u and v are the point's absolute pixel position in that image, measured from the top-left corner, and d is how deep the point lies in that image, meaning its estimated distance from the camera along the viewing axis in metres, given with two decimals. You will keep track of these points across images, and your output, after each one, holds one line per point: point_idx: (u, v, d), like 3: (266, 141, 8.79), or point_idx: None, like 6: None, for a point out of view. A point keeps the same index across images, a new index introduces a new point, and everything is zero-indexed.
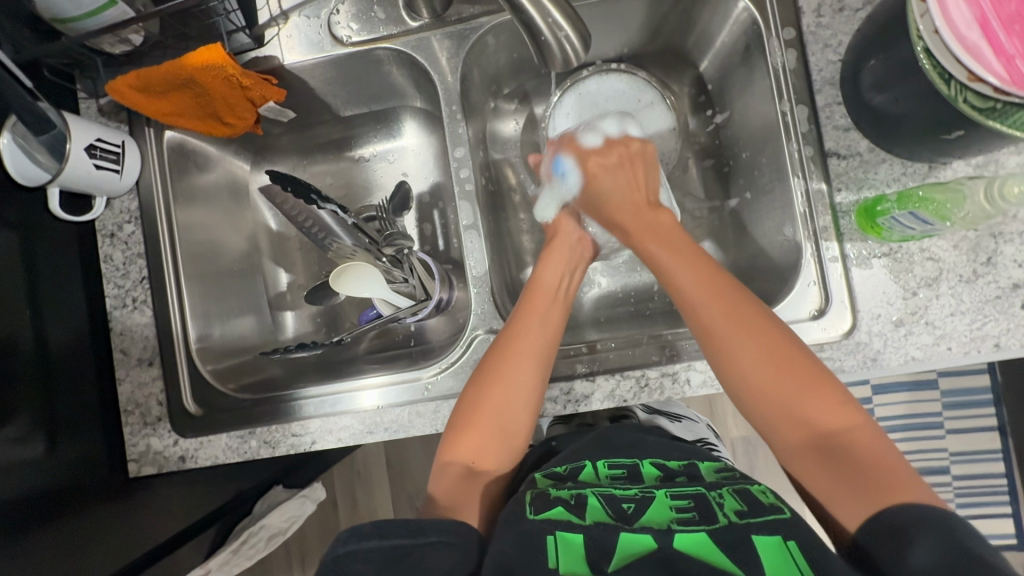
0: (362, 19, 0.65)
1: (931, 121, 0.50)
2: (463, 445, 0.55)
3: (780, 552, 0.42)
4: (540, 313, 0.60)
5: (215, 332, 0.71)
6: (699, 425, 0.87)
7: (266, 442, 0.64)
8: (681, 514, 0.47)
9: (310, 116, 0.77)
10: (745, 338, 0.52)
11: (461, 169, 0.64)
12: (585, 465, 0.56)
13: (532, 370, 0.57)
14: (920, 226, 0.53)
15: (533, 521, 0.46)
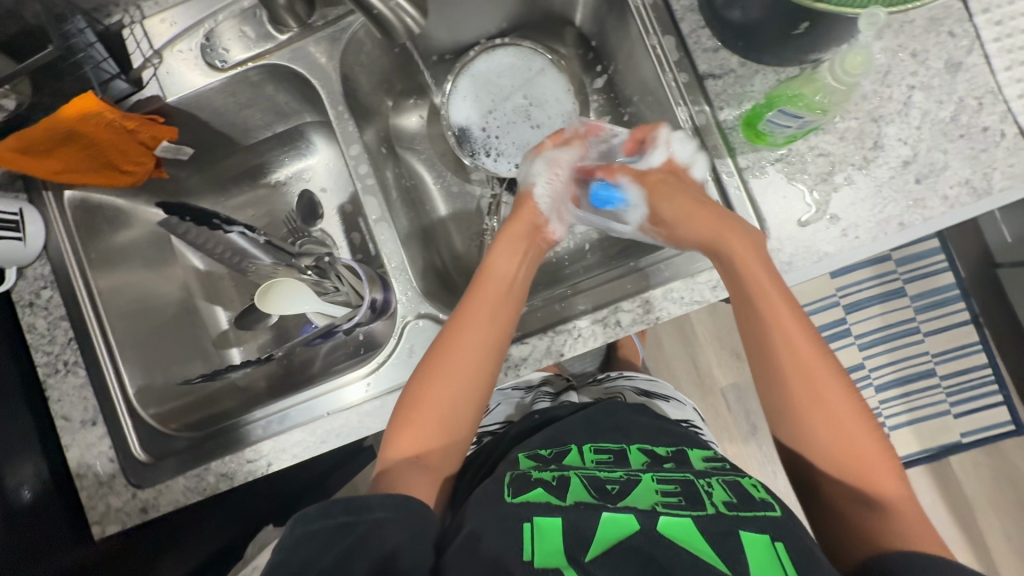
0: (233, 42, 0.65)
1: (780, 18, 0.51)
2: (406, 440, 0.55)
3: (767, 551, 0.43)
4: (489, 303, 0.59)
5: (157, 378, 0.71)
6: (688, 407, 0.85)
7: (223, 474, 0.64)
8: (667, 498, 0.47)
9: (213, 151, 0.78)
10: (800, 355, 0.50)
11: (360, 165, 0.65)
12: (569, 451, 0.58)
13: (482, 359, 0.57)
14: (795, 123, 0.54)
15: (509, 506, 0.47)
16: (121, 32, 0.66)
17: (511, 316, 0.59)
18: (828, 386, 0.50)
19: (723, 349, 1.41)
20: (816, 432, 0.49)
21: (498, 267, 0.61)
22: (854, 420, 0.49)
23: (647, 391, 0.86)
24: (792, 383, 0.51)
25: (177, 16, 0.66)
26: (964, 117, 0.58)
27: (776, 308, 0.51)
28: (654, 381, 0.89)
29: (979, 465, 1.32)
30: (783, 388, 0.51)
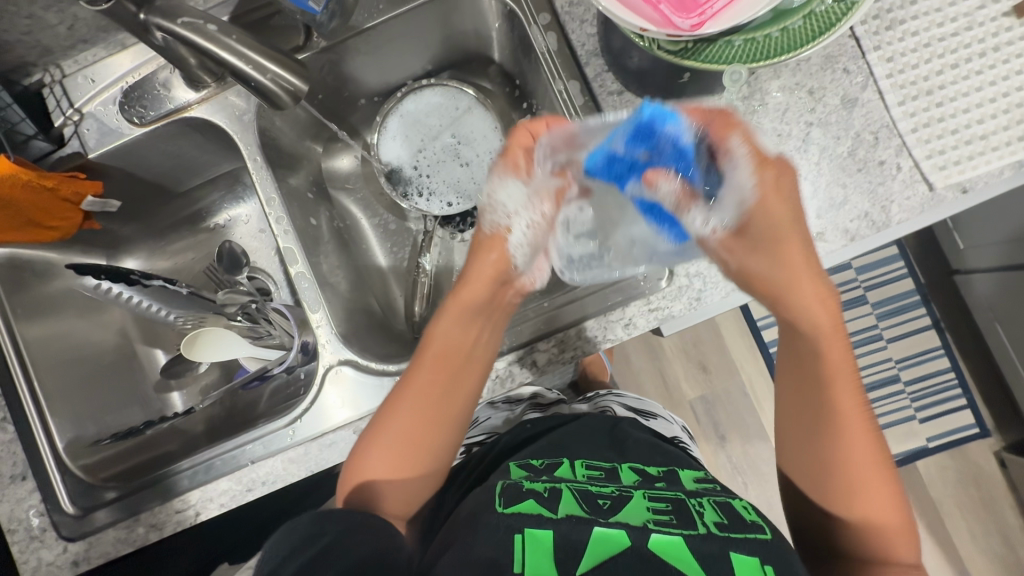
0: (149, 100, 0.66)
1: None
2: (386, 506, 0.57)
3: (755, 571, 0.45)
4: (462, 327, 0.58)
5: (91, 429, 0.72)
6: (676, 425, 0.87)
7: (153, 525, 0.64)
8: (658, 516, 0.49)
9: (146, 200, 0.79)
10: (847, 384, 0.51)
11: (274, 212, 0.66)
12: (561, 463, 0.59)
13: (441, 435, 0.58)
14: None
15: (500, 515, 0.49)
16: (42, 91, 0.67)
17: (482, 358, 0.59)
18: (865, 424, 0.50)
19: (689, 362, 1.42)
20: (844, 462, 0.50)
21: (440, 334, 0.58)
22: (879, 455, 0.51)
23: (636, 407, 0.86)
24: (838, 408, 0.51)
25: (98, 73, 0.67)
26: (862, 151, 0.59)
27: (831, 335, 0.51)
28: (641, 399, 0.89)
29: (946, 468, 1.35)
30: (826, 415, 0.51)
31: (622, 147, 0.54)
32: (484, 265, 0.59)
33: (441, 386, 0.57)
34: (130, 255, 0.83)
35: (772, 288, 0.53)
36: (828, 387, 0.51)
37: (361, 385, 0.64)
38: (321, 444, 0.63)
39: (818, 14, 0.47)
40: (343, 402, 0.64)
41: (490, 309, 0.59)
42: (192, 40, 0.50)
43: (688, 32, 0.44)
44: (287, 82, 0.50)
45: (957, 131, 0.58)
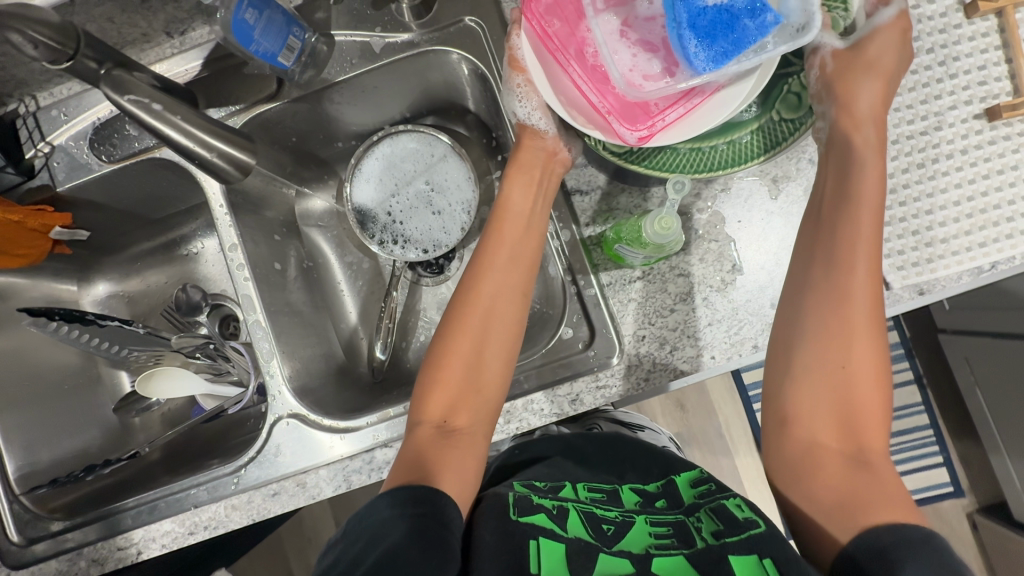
0: (118, 139, 0.66)
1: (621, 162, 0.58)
2: (431, 408, 0.56)
3: (754, 567, 0.47)
4: (510, 245, 0.60)
5: (45, 455, 0.72)
6: (661, 435, 0.92)
7: (94, 560, 0.65)
8: (659, 540, 0.52)
9: (118, 228, 0.79)
10: (866, 299, 0.50)
11: (236, 255, 0.67)
12: (564, 485, 0.59)
13: (509, 309, 0.59)
14: (640, 255, 0.57)
15: (516, 523, 0.50)
16: (15, 121, 0.67)
17: (531, 253, 0.60)
18: (875, 340, 0.50)
19: (667, 399, 1.40)
20: (855, 386, 0.49)
21: (487, 266, 0.60)
22: (885, 375, 0.50)
23: (624, 420, 0.90)
24: (858, 334, 0.50)
25: (70, 107, 0.67)
26: None
27: (868, 248, 0.51)
28: (628, 414, 0.93)
29: None
30: (847, 330, 0.50)
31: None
32: (518, 191, 0.61)
33: (506, 287, 0.59)
34: (102, 277, 0.84)
35: (833, 199, 0.53)
36: (857, 311, 0.50)
37: (307, 439, 0.64)
38: (264, 493, 0.63)
39: (739, 143, 0.55)
40: (287, 455, 0.64)
41: (528, 231, 0.60)
42: (136, 115, 0.50)
43: (634, 145, 0.52)
44: (236, 159, 0.54)
45: (918, 233, 0.58)
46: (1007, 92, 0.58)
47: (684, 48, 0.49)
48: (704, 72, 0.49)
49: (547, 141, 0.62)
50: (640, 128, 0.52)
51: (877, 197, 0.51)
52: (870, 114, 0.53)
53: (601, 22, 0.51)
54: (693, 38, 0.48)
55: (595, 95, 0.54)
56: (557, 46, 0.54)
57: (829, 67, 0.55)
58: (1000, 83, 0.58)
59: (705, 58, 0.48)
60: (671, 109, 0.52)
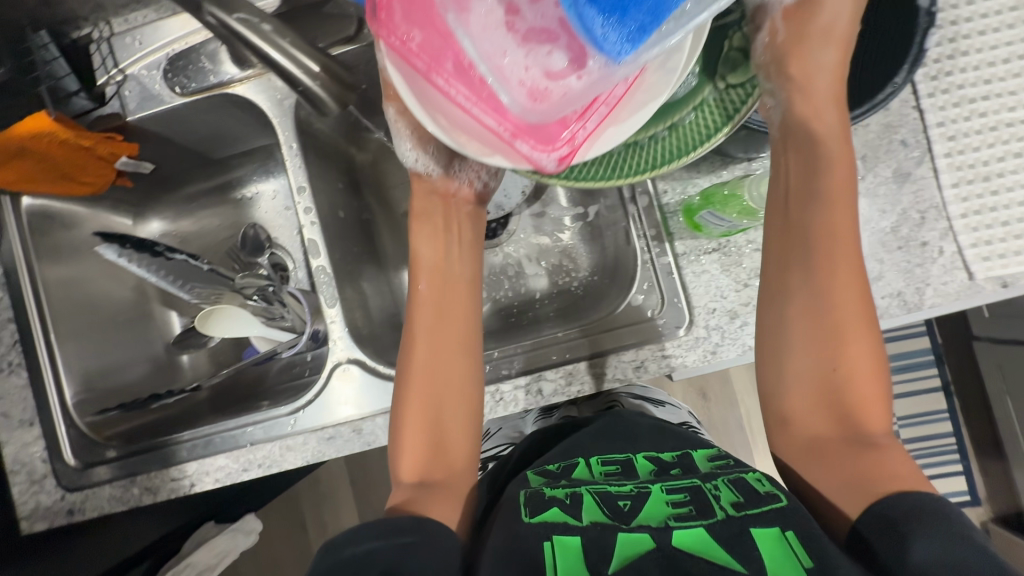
0: (192, 71, 0.65)
1: None
2: (406, 465, 0.54)
3: (779, 543, 0.42)
4: (433, 305, 0.59)
5: (100, 383, 0.73)
6: (681, 412, 0.85)
7: (148, 488, 0.66)
8: (677, 509, 0.46)
9: (177, 165, 0.79)
10: (851, 295, 0.49)
11: (307, 202, 0.66)
12: (577, 463, 0.56)
13: (457, 355, 0.58)
14: (726, 223, 0.57)
15: (528, 526, 0.45)
16: (88, 46, 0.66)
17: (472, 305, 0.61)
18: (866, 335, 0.48)
19: (690, 390, 1.39)
20: (854, 373, 0.48)
21: (421, 315, 0.59)
22: (881, 362, 0.49)
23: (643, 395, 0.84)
24: (846, 325, 0.48)
25: (145, 35, 0.66)
26: (905, 229, 0.58)
27: (847, 237, 0.50)
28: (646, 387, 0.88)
29: None
30: (835, 329, 0.49)
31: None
32: (433, 246, 0.62)
33: (450, 347, 0.58)
34: (156, 215, 0.84)
35: (811, 186, 0.51)
36: (835, 300, 0.49)
37: (366, 386, 0.64)
38: (320, 437, 0.64)
39: (683, 127, 0.51)
40: (344, 400, 0.64)
41: (454, 279, 0.61)
42: (243, 35, 0.49)
43: (555, 168, 0.44)
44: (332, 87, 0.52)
45: (1008, 224, 0.56)
46: None
47: (590, 31, 0.39)
48: (622, 54, 0.40)
49: (433, 181, 0.63)
50: (559, 147, 0.44)
51: (847, 194, 0.50)
52: (832, 95, 0.51)
53: (477, 14, 0.41)
54: (597, 12, 0.39)
55: (489, 117, 0.44)
56: (428, 65, 0.44)
57: (780, 34, 0.53)
58: None
59: (619, 36, 0.39)
60: (589, 116, 0.44)
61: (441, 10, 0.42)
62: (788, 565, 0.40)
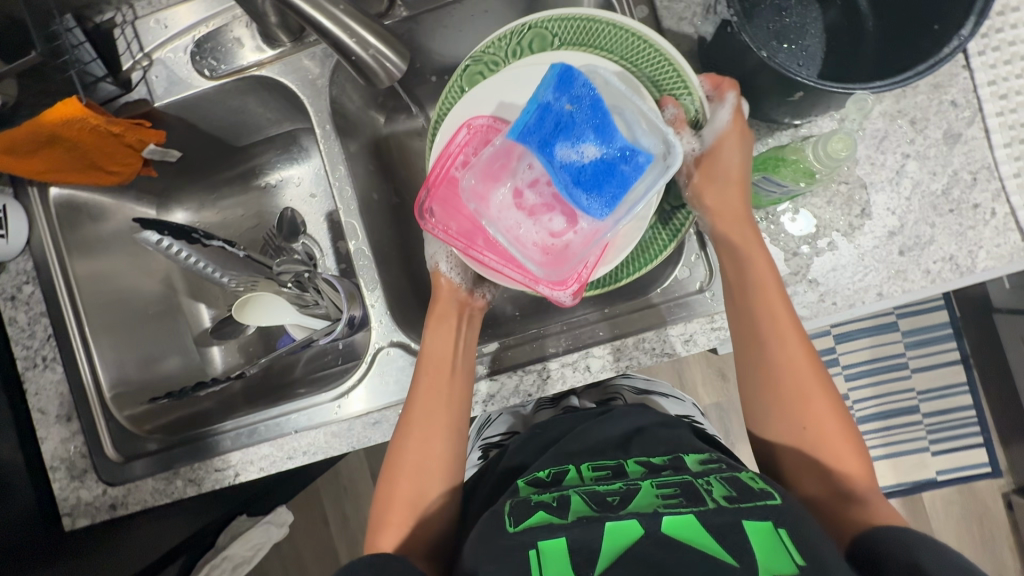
0: (221, 53, 0.64)
1: (777, 81, 0.51)
2: (385, 539, 0.54)
3: (771, 538, 0.40)
4: (435, 395, 0.58)
5: (135, 377, 0.72)
6: (685, 402, 0.81)
7: (191, 480, 0.65)
8: (667, 499, 0.44)
9: (201, 154, 0.77)
10: (805, 364, 0.51)
11: (343, 185, 0.65)
12: (568, 470, 0.53)
13: (447, 442, 0.57)
14: (780, 188, 0.55)
15: (512, 537, 0.43)
16: (112, 31, 0.65)
17: (467, 390, 0.60)
18: (828, 400, 0.51)
19: (709, 368, 1.32)
20: (823, 436, 0.50)
21: (418, 406, 0.58)
22: (846, 419, 0.51)
23: (646, 388, 0.82)
24: (806, 398, 0.51)
25: (170, 18, 0.65)
26: (956, 191, 0.57)
27: (782, 322, 0.52)
28: (650, 379, 0.84)
29: (951, 503, 1.35)
30: (799, 398, 0.51)
31: (550, 95, 0.51)
32: (441, 340, 0.61)
33: (444, 429, 0.57)
34: (180, 206, 0.82)
35: (738, 288, 0.54)
36: (789, 376, 0.51)
37: (410, 368, 0.63)
38: (365, 422, 0.63)
39: (646, 244, 0.58)
40: (389, 384, 0.63)
41: (455, 369, 0.60)
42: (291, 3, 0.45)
43: (571, 301, 0.53)
44: (386, 60, 0.49)
45: None
46: None
47: (579, 203, 0.51)
48: (602, 218, 0.51)
49: (461, 292, 0.64)
50: (571, 285, 0.53)
51: (775, 285, 0.53)
52: (742, 212, 0.56)
53: (493, 201, 0.53)
54: (582, 193, 0.50)
55: (513, 270, 0.54)
56: (467, 243, 0.55)
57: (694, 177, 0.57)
58: None
59: (599, 207, 0.50)
60: (590, 256, 0.53)
61: (466, 203, 0.54)
62: (782, 561, 0.38)
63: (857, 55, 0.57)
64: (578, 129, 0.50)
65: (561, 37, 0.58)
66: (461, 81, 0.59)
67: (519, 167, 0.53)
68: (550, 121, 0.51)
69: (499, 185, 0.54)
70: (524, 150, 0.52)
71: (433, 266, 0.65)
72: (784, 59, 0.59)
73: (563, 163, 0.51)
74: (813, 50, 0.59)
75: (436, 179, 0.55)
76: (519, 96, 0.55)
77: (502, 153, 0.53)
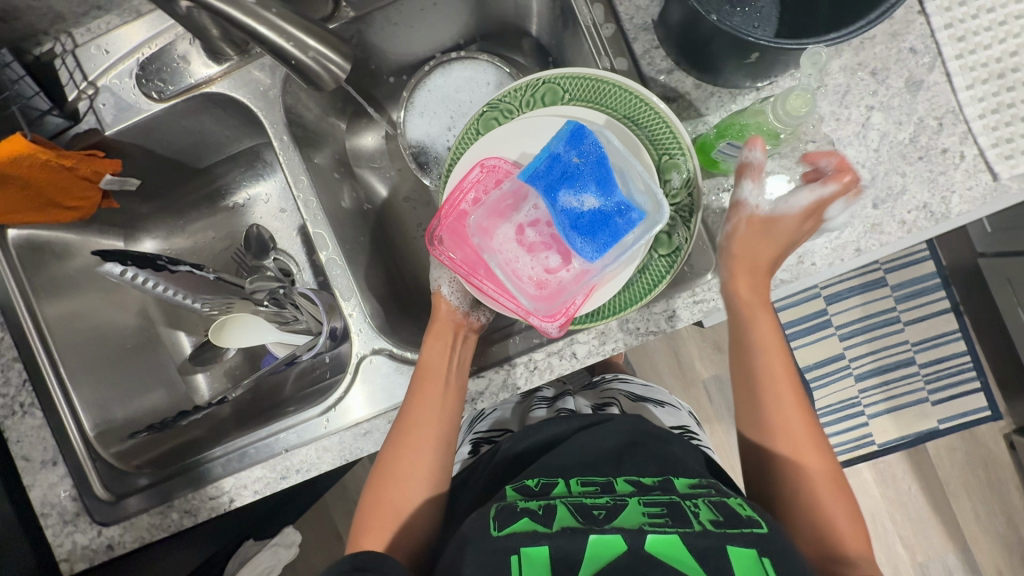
0: (168, 73, 0.62)
1: (732, 44, 0.50)
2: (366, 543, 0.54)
3: (753, 564, 0.41)
4: (427, 406, 0.58)
5: (119, 413, 0.71)
6: (682, 412, 0.80)
7: (187, 511, 0.64)
8: (653, 518, 0.44)
9: (162, 180, 0.76)
10: (802, 425, 0.52)
11: (308, 196, 0.64)
12: (557, 482, 0.52)
13: (436, 456, 0.57)
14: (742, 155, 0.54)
15: (496, 541, 0.43)
16: (53, 62, 0.63)
17: (455, 413, 0.59)
18: (822, 462, 0.51)
19: (703, 341, 1.31)
20: (814, 494, 0.50)
21: (413, 421, 0.58)
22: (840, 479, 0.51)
23: (642, 396, 0.81)
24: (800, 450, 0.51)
25: (111, 42, 0.63)
26: (924, 138, 0.56)
27: (779, 374, 0.53)
28: (647, 387, 0.84)
29: (955, 450, 1.36)
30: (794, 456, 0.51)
31: (561, 146, 0.54)
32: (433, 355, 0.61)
33: (436, 441, 0.57)
34: (147, 235, 0.80)
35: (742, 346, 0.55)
36: (783, 428, 0.52)
37: (394, 375, 0.63)
38: (355, 433, 0.62)
39: (630, 284, 0.57)
40: (377, 392, 0.63)
41: (451, 387, 0.59)
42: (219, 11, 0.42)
43: (558, 334, 0.54)
44: (329, 63, 0.45)
45: None
46: None
47: (573, 244, 0.53)
48: (592, 261, 0.53)
49: (457, 314, 0.63)
50: (560, 318, 0.54)
51: (776, 339, 0.54)
52: (763, 269, 0.55)
53: (497, 236, 0.56)
54: (577, 236, 0.53)
55: (507, 300, 0.55)
56: (469, 271, 0.55)
57: (739, 230, 0.55)
58: None
59: (591, 250, 0.53)
60: (579, 292, 0.54)
61: (472, 234, 0.56)
62: None
63: (811, 8, 0.56)
64: (582, 180, 0.53)
65: (572, 91, 0.57)
66: (477, 126, 0.59)
67: (525, 207, 0.56)
68: (558, 169, 0.54)
69: (504, 223, 0.56)
70: (532, 192, 0.55)
71: (436, 288, 0.65)
72: (740, 22, 0.58)
73: (563, 207, 0.54)
74: (768, 9, 0.58)
75: (447, 210, 0.56)
76: (532, 142, 0.56)
77: (511, 193, 0.56)
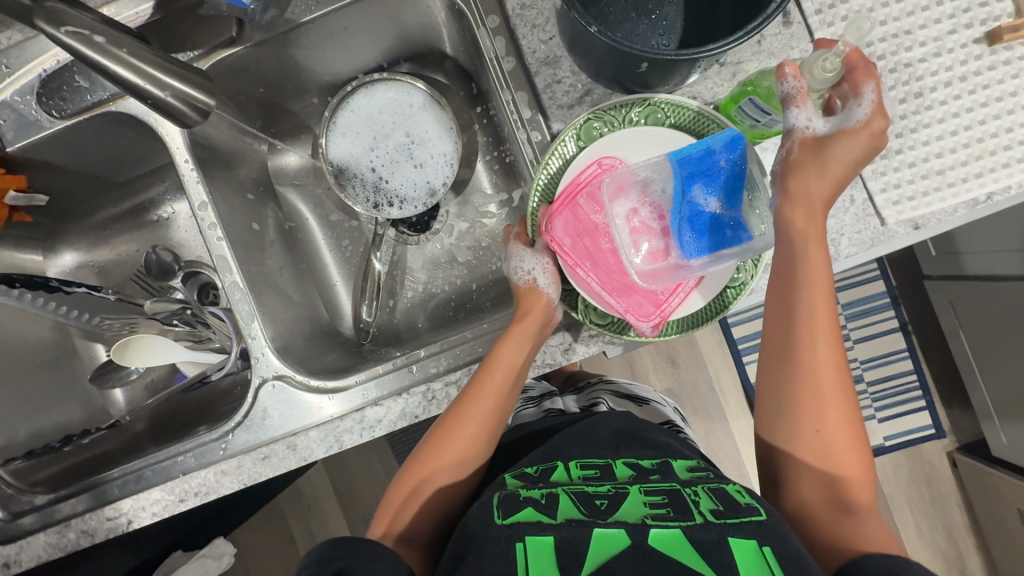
0: (68, 91, 0.61)
1: (616, 55, 0.50)
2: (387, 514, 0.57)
3: (754, 556, 0.41)
4: (488, 401, 0.57)
5: (22, 431, 0.70)
6: (666, 407, 0.80)
7: (84, 531, 0.64)
8: (655, 510, 0.45)
9: (78, 195, 0.75)
10: (833, 372, 0.50)
11: (206, 216, 0.63)
12: (556, 466, 0.54)
13: (475, 447, 0.58)
14: (763, 116, 0.53)
15: (501, 529, 0.45)
16: None
17: (508, 407, 0.60)
18: (847, 418, 0.50)
19: (658, 354, 1.26)
20: (833, 444, 0.50)
21: (472, 419, 0.57)
22: (861, 438, 0.51)
23: (629, 391, 0.81)
24: (828, 403, 0.50)
25: (11, 57, 0.62)
26: None
27: (825, 313, 0.51)
28: (634, 384, 0.84)
29: (900, 466, 1.32)
30: (818, 406, 0.50)
31: (717, 145, 0.52)
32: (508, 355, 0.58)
33: (483, 436, 0.58)
34: (68, 249, 0.80)
35: (784, 280, 0.53)
36: (817, 373, 0.50)
37: (294, 401, 0.63)
38: (254, 457, 0.62)
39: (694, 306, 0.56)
40: (274, 418, 0.62)
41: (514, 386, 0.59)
42: (77, 50, 0.46)
43: (650, 334, 0.55)
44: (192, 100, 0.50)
45: (915, 164, 0.56)
46: (1009, 13, 0.56)
47: (681, 237, 0.55)
48: (691, 258, 0.54)
49: (549, 311, 0.59)
50: (654, 317, 0.54)
51: (829, 279, 0.51)
52: (818, 202, 0.52)
53: (614, 214, 0.56)
54: (688, 232, 0.55)
55: (597, 282, 0.55)
56: (575, 261, 0.55)
57: (795, 154, 0.54)
58: (1001, 5, 0.56)
59: (694, 249, 0.55)
60: (674, 298, 0.55)
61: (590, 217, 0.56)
62: None
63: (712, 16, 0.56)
64: (717, 184, 0.54)
65: (675, 117, 0.56)
66: (578, 131, 0.57)
67: (650, 189, 0.57)
68: (704, 165, 0.54)
69: (623, 204, 0.57)
70: (667, 176, 0.55)
71: (528, 280, 0.60)
72: (645, 31, 0.57)
73: (690, 201, 0.55)
74: (674, 17, 0.57)
75: (570, 192, 0.56)
76: (651, 138, 0.56)
77: (639, 177, 0.56)
